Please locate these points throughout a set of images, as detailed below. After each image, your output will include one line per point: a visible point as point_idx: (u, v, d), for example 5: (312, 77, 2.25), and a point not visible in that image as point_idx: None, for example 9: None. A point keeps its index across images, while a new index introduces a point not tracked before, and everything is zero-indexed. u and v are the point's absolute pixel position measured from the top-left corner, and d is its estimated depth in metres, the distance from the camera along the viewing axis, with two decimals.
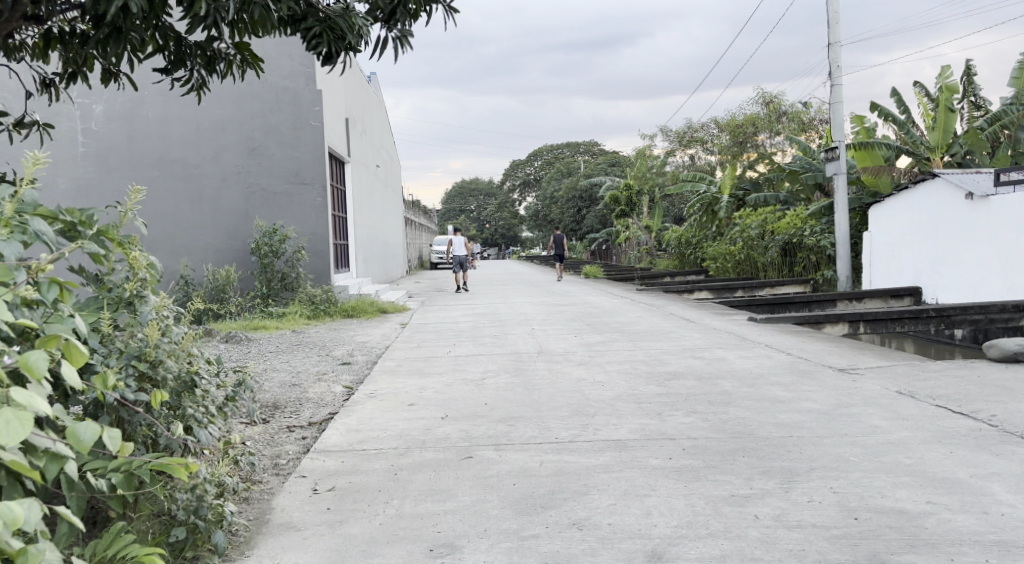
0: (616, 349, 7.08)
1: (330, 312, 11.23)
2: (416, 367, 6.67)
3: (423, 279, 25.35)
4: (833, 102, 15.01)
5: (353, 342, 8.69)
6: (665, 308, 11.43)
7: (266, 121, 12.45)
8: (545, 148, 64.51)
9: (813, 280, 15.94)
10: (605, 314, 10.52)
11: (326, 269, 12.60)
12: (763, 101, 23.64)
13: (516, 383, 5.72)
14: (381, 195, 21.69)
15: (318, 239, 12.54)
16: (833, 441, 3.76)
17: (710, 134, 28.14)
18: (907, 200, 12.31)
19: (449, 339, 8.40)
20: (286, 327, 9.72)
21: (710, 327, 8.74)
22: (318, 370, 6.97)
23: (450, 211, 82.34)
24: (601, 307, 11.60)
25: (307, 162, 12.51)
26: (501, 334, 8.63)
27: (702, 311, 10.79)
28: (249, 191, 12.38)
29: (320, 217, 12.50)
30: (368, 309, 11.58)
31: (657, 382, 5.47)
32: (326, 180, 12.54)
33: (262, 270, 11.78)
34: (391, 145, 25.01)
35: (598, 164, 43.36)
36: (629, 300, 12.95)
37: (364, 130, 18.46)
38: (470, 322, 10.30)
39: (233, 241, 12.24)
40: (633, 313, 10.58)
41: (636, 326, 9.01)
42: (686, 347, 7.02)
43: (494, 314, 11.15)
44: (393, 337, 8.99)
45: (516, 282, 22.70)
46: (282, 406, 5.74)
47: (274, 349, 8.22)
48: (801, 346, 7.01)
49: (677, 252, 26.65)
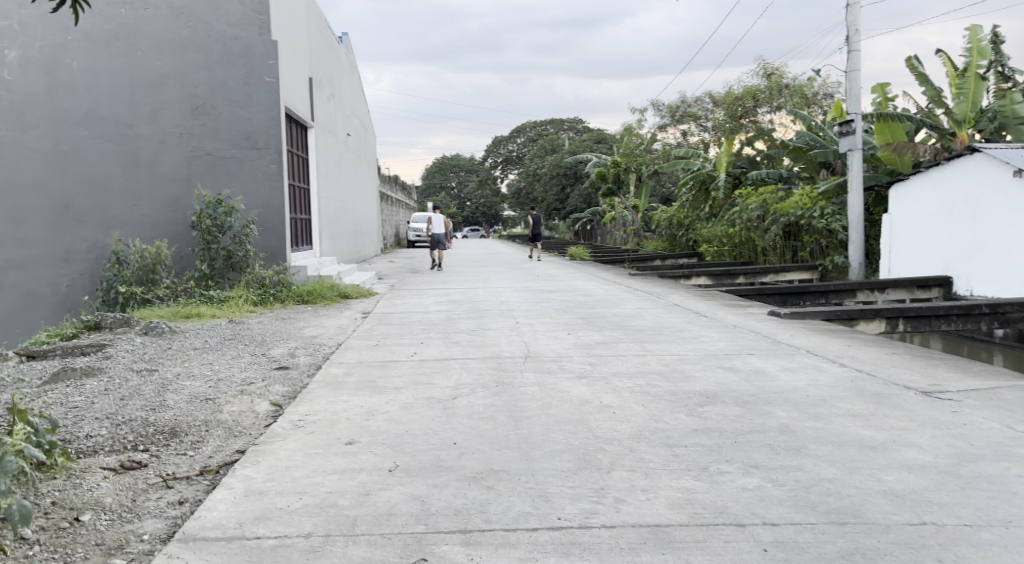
0: (621, 355, 5.67)
1: (280, 298, 9.75)
2: (369, 376, 5.23)
3: (398, 258, 23.80)
4: (849, 70, 13.51)
5: (298, 337, 7.16)
6: (666, 297, 10.05)
7: (212, 75, 10.75)
8: (528, 123, 62.62)
9: (821, 266, 14.62)
10: (600, 305, 9.11)
11: (280, 246, 11.09)
12: (764, 74, 22.17)
13: (496, 405, 4.30)
14: (351, 166, 20.01)
15: (271, 212, 11.01)
16: (1000, 540, 2.38)
17: (704, 109, 26.65)
18: (938, 177, 10.94)
19: (415, 336, 6.94)
20: (224, 316, 8.23)
21: (728, 324, 7.36)
22: (244, 377, 5.48)
23: (430, 188, 80.40)
24: (594, 296, 10.17)
25: (260, 124, 10.92)
26: (479, 330, 7.19)
27: (710, 302, 9.42)
28: (192, 155, 10.70)
29: (274, 187, 10.97)
30: (327, 294, 10.12)
31: (686, 410, 4.08)
32: (282, 145, 11.02)
33: (204, 246, 10.18)
34: (363, 114, 23.23)
35: (584, 141, 41.73)
36: (623, 287, 11.53)
37: (331, 93, 16.76)
38: (445, 312, 8.85)
39: (174, 214, 10.56)
40: (632, 304, 9.17)
41: (639, 321, 7.61)
42: (710, 354, 5.63)
43: (472, 303, 9.72)
44: (347, 331, 7.49)
45: (497, 263, 21.23)
46: (182, 434, 4.26)
47: (198, 347, 6.64)
48: (851, 352, 5.67)
49: (667, 233, 25.26)
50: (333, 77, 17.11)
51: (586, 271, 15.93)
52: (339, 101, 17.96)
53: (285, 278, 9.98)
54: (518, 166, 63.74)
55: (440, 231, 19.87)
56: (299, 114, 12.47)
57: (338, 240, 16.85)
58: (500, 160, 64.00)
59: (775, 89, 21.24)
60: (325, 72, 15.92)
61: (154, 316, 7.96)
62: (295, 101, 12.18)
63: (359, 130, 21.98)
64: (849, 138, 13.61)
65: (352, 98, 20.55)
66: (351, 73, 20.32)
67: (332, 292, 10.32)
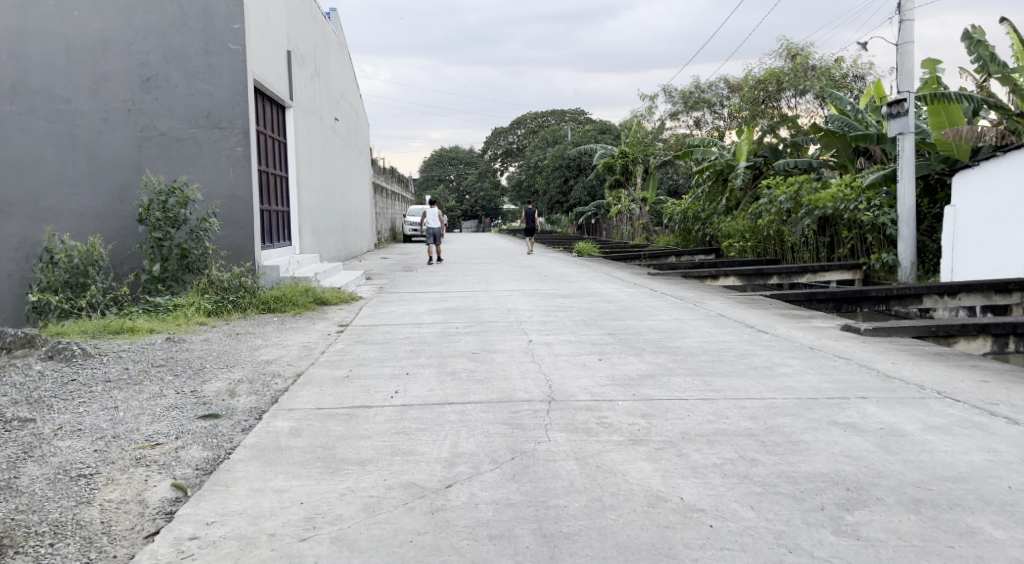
0: (682, 401, 4.09)
1: (243, 305, 8.17)
2: (325, 436, 3.61)
3: (392, 254, 22.21)
4: (900, 43, 11.93)
5: (248, 364, 5.51)
6: (704, 304, 8.46)
7: (165, 41, 9.10)
8: (529, 115, 60.93)
9: (865, 265, 13.09)
10: (628, 316, 7.50)
11: (247, 243, 9.49)
12: (789, 54, 20.10)
13: (513, 504, 2.69)
14: (339, 154, 18.34)
15: (236, 203, 9.41)
16: None
17: (720, 95, 24.92)
18: (1016, 162, 9.30)
19: (399, 363, 5.32)
20: (166, 331, 6.64)
21: (801, 346, 5.73)
22: (152, 432, 3.84)
23: (427, 181, 78.77)
24: (616, 303, 8.53)
25: (222, 99, 9.29)
26: (481, 354, 5.58)
27: (759, 312, 7.82)
28: (141, 136, 9.08)
29: (240, 174, 9.38)
30: (299, 298, 8.54)
31: (828, 523, 2.47)
32: (250, 124, 9.40)
33: (154, 244, 8.58)
34: (354, 98, 21.52)
35: (588, 131, 40.02)
36: (648, 291, 9.92)
37: (314, 71, 15.07)
38: (440, 325, 7.25)
39: (120, 205, 8.95)
40: (666, 315, 7.55)
41: (684, 341, 6.00)
42: (807, 400, 4.01)
43: (471, 312, 8.09)
44: (313, 354, 5.86)
45: (500, 259, 19.66)
46: (8, 551, 2.61)
47: (112, 379, 4.98)
48: (1001, 395, 4.07)
49: (680, 227, 23.66)
50: (317, 54, 15.44)
51: (599, 270, 14.33)
52: (324, 81, 16.31)
53: (250, 282, 8.39)
54: (518, 158, 62.05)
55: (437, 224, 18.31)
56: (271, 90, 10.84)
57: (323, 235, 15.25)
58: (501, 152, 62.30)
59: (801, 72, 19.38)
60: (306, 47, 14.24)
61: (74, 332, 6.36)
62: (267, 75, 10.54)
63: (349, 115, 20.27)
64: (900, 121, 11.98)
65: (341, 79, 18.85)
66: (339, 52, 18.59)
67: (306, 297, 8.75)
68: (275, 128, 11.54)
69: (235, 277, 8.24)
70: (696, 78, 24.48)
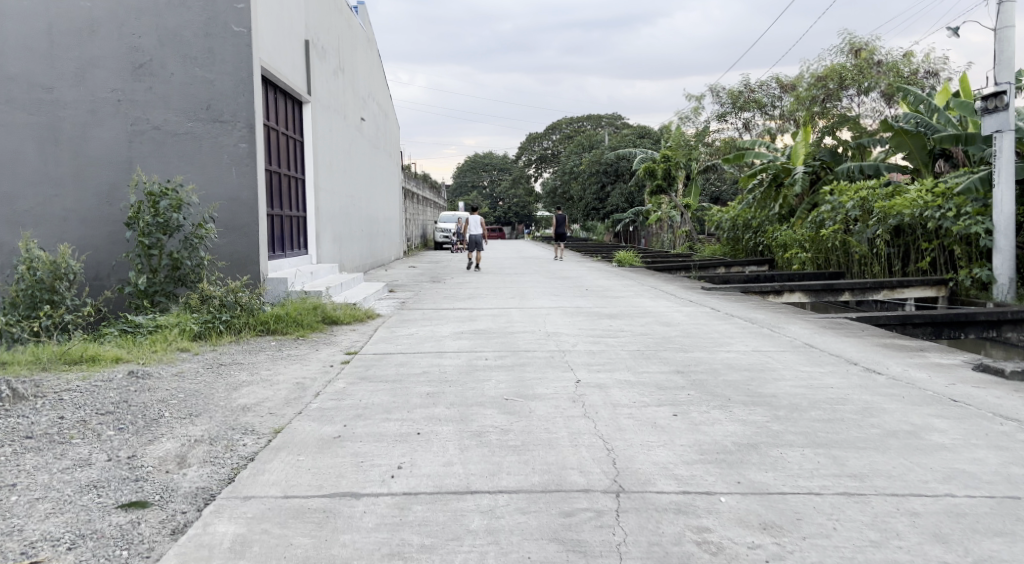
0: (814, 502, 2.76)
1: (239, 326, 7.01)
2: (278, 560, 2.36)
3: (421, 263, 21.05)
4: (999, 28, 10.38)
5: (219, 411, 4.31)
6: (783, 330, 7.07)
7: (160, 22, 8.07)
8: (564, 120, 59.58)
9: (951, 281, 11.52)
10: (695, 346, 6.17)
11: (251, 253, 8.38)
12: (851, 49, 18.14)
13: None
14: (365, 157, 17.21)
15: (239, 206, 8.34)
16: None
17: (770, 95, 23.26)
18: None
19: (409, 416, 4.07)
20: (136, 360, 5.51)
21: (938, 398, 4.33)
22: (39, 535, 2.64)
23: (461, 188, 77.89)
24: (676, 328, 7.19)
25: (225, 89, 8.23)
26: (516, 404, 4.30)
27: (854, 341, 6.41)
28: (133, 130, 8.05)
29: (245, 173, 8.30)
30: (305, 317, 7.37)
31: None
32: (255, 117, 8.30)
33: (142, 253, 7.49)
34: (383, 99, 20.44)
35: (627, 135, 38.51)
36: (710, 311, 8.53)
37: (337, 65, 14.00)
38: (467, 354, 6.00)
39: (106, 207, 7.92)
40: (741, 345, 6.20)
41: (778, 387, 4.64)
42: (1009, 504, 2.66)
43: (503, 338, 6.82)
44: (304, 397, 4.65)
45: (536, 269, 18.38)
46: None
47: (34, 432, 3.81)
48: None
49: (729, 236, 22.13)
50: (341, 49, 14.41)
51: (645, 282, 12.95)
52: (348, 78, 15.29)
53: (248, 298, 7.24)
54: (553, 164, 60.74)
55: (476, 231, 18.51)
56: (284, 82, 9.80)
57: (344, 243, 14.19)
58: (535, 158, 61.06)
59: (865, 68, 17.49)
60: (328, 40, 13.19)
61: (23, 361, 5.25)
62: (278, 64, 9.49)
63: (377, 116, 19.27)
64: (997, 117, 10.40)
65: (368, 77, 17.81)
66: (366, 48, 17.56)
67: (314, 317, 7.58)
68: (288, 125, 10.49)
69: (231, 293, 7.11)
70: (745, 78, 22.95)
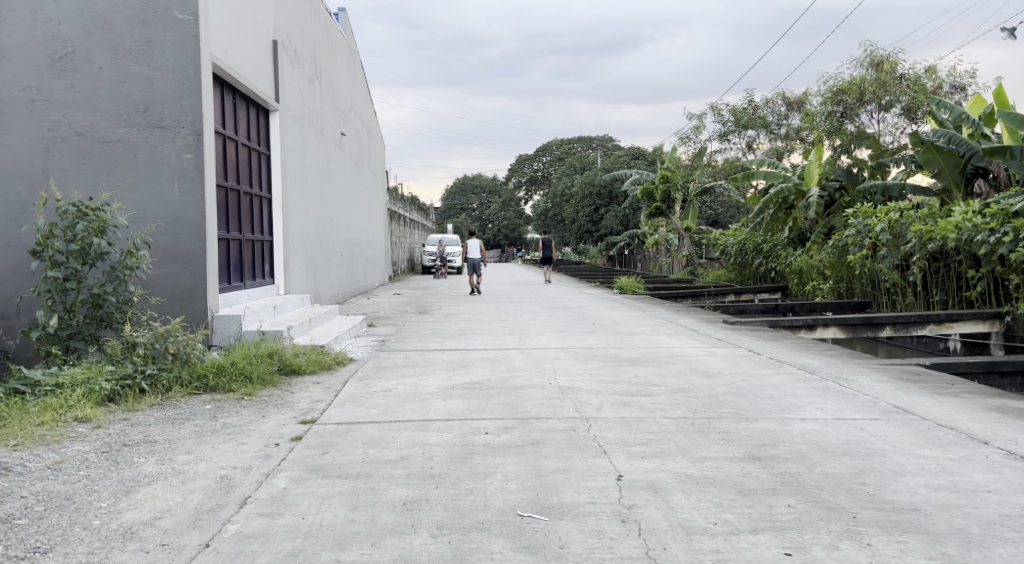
0: None
1: (168, 382, 5.49)
2: None
3: (407, 290, 19.56)
4: None
5: (85, 541, 2.84)
6: (856, 384, 5.64)
7: (87, 6, 6.71)
8: (555, 142, 58.51)
9: (1006, 315, 10.15)
10: (755, 412, 4.75)
11: (197, 285, 6.97)
12: (869, 62, 16.98)
13: None
14: (345, 176, 15.81)
15: (183, 229, 6.94)
16: None
17: (777, 112, 22.08)
18: None
19: (371, 557, 2.61)
20: (6, 441, 4.01)
21: None
22: None
23: (450, 210, 76.62)
24: (720, 382, 5.79)
25: (166, 88, 6.85)
26: (536, 530, 2.83)
27: (955, 400, 5.02)
28: (52, 137, 6.67)
29: (190, 190, 6.91)
30: (258, 368, 5.90)
31: None
32: (202, 122, 6.91)
33: (54, 287, 5.95)
34: (367, 114, 19.11)
35: (621, 156, 37.34)
36: (749, 355, 7.13)
37: (313, 73, 12.62)
38: (460, 423, 4.57)
39: (17, 230, 6.51)
40: (815, 410, 4.80)
41: (910, 489, 3.22)
42: None
43: (504, 396, 5.39)
44: (222, 509, 3.19)
45: (532, 297, 16.94)
46: None
47: None
48: None
49: (737, 261, 20.82)
50: (317, 56, 13.11)
51: (658, 315, 11.55)
52: (326, 88, 13.99)
53: (183, 344, 5.67)
54: (544, 186, 59.57)
55: (477, 256, 19.77)
56: (243, 85, 8.46)
57: (320, 270, 12.76)
58: (526, 180, 59.87)
59: (887, 81, 16.31)
60: (302, 44, 11.83)
61: None
62: (236, 63, 8.15)
63: (360, 132, 17.98)
64: None
65: (350, 90, 16.53)
66: (348, 59, 16.29)
67: (269, 367, 6.12)
68: (250, 136, 9.14)
69: (160, 340, 5.55)
70: (750, 95, 21.82)
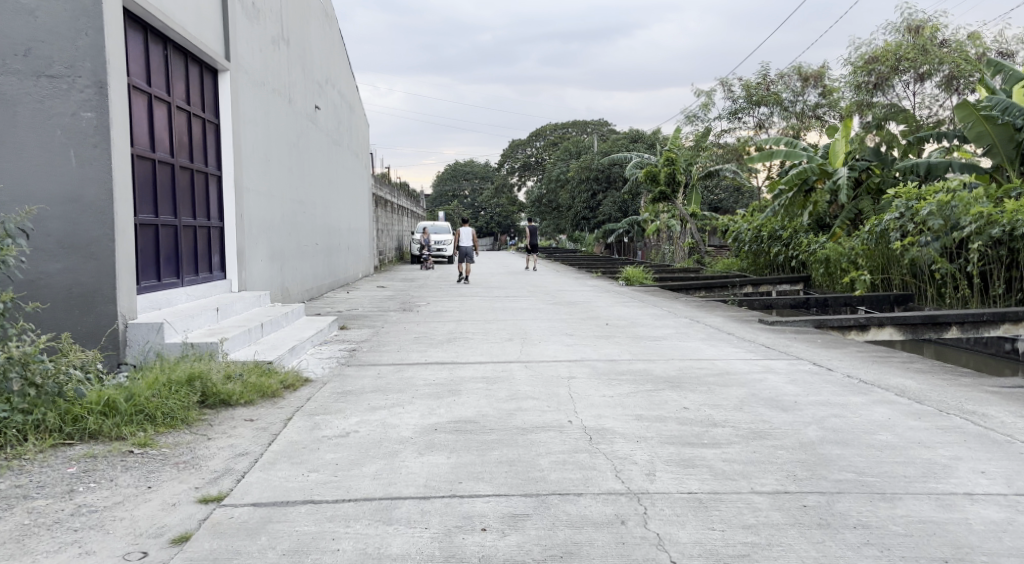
0: None
1: (26, 429, 3.81)
2: None
3: (393, 283, 17.89)
4: None
5: None
6: (995, 422, 4.05)
7: None
8: (548, 126, 56.77)
9: None
10: (887, 479, 3.17)
11: (103, 285, 5.32)
12: (906, 28, 15.51)
13: None
14: (320, 156, 14.12)
15: (83, 210, 5.30)
16: None
17: (793, 88, 20.48)
18: None
19: None
20: None
21: None
22: None
23: (440, 197, 74.84)
24: (804, 421, 4.19)
25: (56, 24, 5.20)
26: None
27: None
28: None
29: (92, 160, 5.28)
30: (164, 403, 4.26)
31: None
32: (105, 69, 5.26)
33: None
34: (347, 90, 17.39)
35: (620, 139, 35.72)
36: (819, 373, 5.54)
37: (277, 34, 10.90)
38: (444, 505, 2.97)
39: None
40: (974, 474, 3.21)
41: None
42: None
43: (508, 446, 3.78)
44: None
45: (531, 288, 15.32)
46: None
47: None
48: None
49: (751, 250, 19.29)
50: (285, 16, 11.47)
51: (679, 313, 9.98)
52: (298, 55, 12.38)
53: (51, 372, 3.92)
54: (537, 172, 57.83)
55: (469, 243, 18.17)
56: (176, 33, 6.82)
57: (288, 263, 11.14)
58: (519, 166, 58.14)
59: (927, 48, 14.81)
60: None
61: None
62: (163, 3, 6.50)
63: (339, 107, 16.35)
64: None
65: (326, 60, 14.89)
66: (324, 24, 14.63)
67: (185, 400, 4.47)
68: (191, 100, 7.50)
69: (18, 370, 3.83)
70: (763, 69, 20.25)
